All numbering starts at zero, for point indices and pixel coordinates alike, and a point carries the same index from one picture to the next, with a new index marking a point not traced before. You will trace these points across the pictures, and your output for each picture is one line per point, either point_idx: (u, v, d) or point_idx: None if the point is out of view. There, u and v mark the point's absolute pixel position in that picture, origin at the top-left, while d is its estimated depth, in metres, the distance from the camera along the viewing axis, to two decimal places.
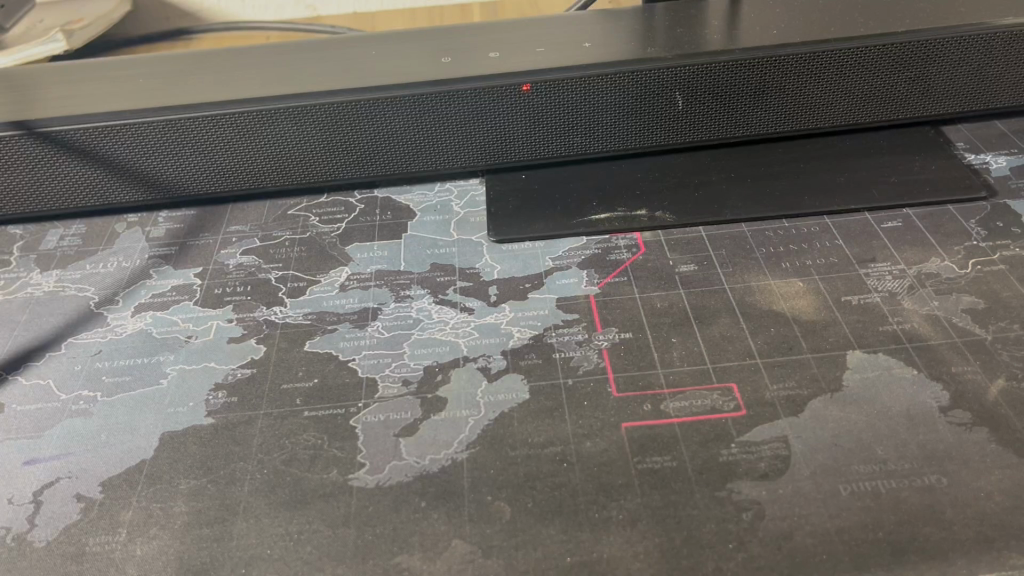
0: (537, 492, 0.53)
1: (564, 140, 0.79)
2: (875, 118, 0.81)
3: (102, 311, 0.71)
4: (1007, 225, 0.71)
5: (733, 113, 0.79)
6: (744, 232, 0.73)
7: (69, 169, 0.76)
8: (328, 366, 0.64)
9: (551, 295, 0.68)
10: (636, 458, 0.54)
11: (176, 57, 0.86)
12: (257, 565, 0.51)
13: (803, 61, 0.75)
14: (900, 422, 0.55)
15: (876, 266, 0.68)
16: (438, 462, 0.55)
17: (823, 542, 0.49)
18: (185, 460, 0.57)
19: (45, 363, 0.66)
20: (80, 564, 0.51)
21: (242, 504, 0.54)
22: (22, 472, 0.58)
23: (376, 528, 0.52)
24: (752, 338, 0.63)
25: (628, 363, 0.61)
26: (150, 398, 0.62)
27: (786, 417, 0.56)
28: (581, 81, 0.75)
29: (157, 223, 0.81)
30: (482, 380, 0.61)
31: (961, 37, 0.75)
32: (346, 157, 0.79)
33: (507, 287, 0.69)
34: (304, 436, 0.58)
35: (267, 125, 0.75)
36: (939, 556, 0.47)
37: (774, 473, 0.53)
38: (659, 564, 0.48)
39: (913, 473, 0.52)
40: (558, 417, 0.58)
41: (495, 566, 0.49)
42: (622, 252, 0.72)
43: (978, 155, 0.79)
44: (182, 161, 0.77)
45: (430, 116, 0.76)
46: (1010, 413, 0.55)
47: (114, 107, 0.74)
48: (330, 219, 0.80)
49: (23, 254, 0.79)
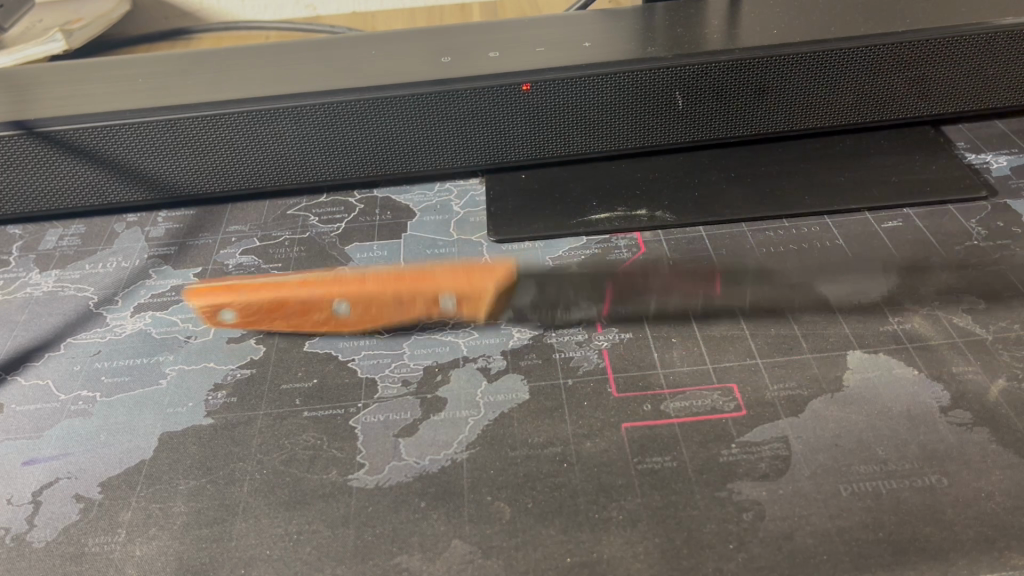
0: (537, 492, 0.53)
1: (564, 139, 0.79)
2: (875, 118, 0.81)
3: (102, 311, 0.71)
4: (1008, 225, 0.70)
5: (734, 113, 0.78)
6: (744, 231, 0.73)
7: (69, 169, 0.76)
8: (328, 366, 0.63)
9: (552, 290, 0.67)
10: (636, 458, 0.54)
11: (176, 57, 0.86)
12: (257, 565, 0.50)
13: (803, 61, 0.75)
14: (900, 422, 0.55)
15: (877, 266, 0.68)
16: (438, 462, 0.55)
17: (824, 543, 0.49)
18: (185, 460, 0.57)
19: (45, 363, 0.66)
20: (80, 564, 0.51)
21: (242, 505, 0.54)
22: (21, 473, 0.58)
23: (376, 528, 0.52)
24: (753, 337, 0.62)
25: (628, 363, 0.61)
26: (150, 398, 0.62)
27: (786, 417, 0.56)
28: (581, 81, 0.75)
29: (157, 223, 0.80)
30: (482, 381, 0.61)
31: (961, 36, 0.75)
32: (346, 157, 0.79)
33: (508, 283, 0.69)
34: (303, 436, 0.58)
35: (266, 125, 0.75)
36: (939, 556, 0.47)
37: (775, 473, 0.53)
38: (659, 564, 0.48)
39: (914, 473, 0.52)
40: (558, 417, 0.57)
41: (496, 566, 0.49)
42: (622, 252, 0.72)
43: (978, 155, 0.79)
44: (181, 161, 0.77)
45: (429, 115, 0.76)
46: (1010, 413, 0.55)
47: (114, 107, 0.74)
48: (329, 219, 0.79)
49: (22, 254, 0.79)
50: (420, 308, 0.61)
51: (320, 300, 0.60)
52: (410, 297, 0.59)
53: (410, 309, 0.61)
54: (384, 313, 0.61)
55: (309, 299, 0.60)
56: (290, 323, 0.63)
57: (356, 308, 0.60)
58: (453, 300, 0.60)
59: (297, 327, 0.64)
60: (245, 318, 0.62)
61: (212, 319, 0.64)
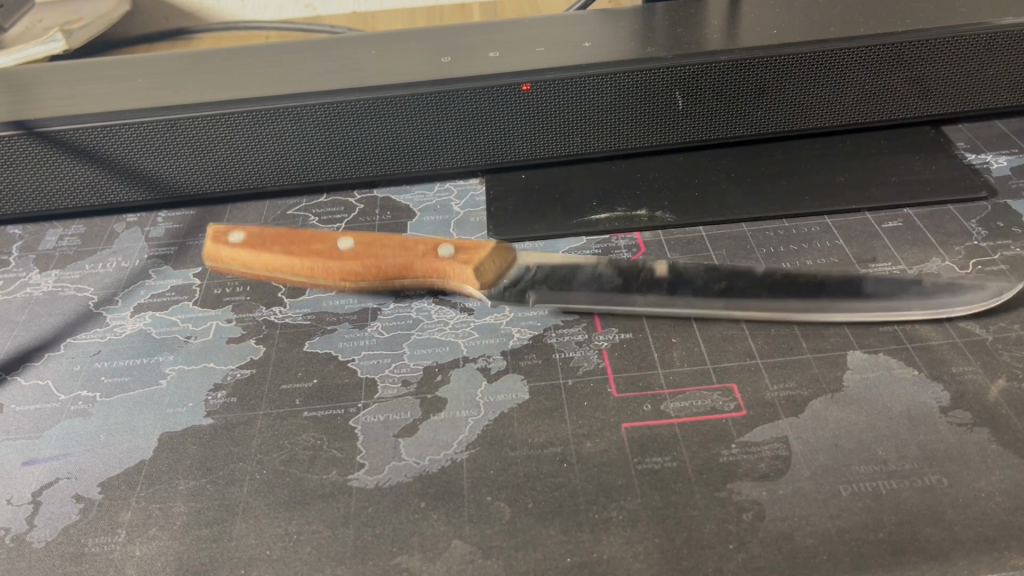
0: (537, 492, 0.53)
1: (565, 139, 0.79)
2: (875, 119, 0.81)
3: (102, 311, 0.71)
4: (1008, 225, 0.70)
5: (734, 113, 0.78)
6: (744, 232, 0.73)
7: (69, 169, 0.76)
8: (328, 366, 0.63)
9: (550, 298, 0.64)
10: (636, 458, 0.54)
11: (176, 57, 0.86)
12: (257, 565, 0.50)
13: (803, 61, 0.75)
14: (900, 422, 0.55)
15: (877, 266, 0.68)
16: (438, 462, 0.55)
17: (824, 543, 0.49)
18: (185, 460, 0.57)
19: (45, 362, 0.66)
20: (80, 564, 0.51)
21: (242, 505, 0.54)
22: (21, 473, 0.58)
23: (376, 528, 0.52)
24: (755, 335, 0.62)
25: (628, 363, 0.61)
26: (150, 398, 0.62)
27: (786, 417, 0.56)
28: (582, 81, 0.75)
29: (157, 223, 0.80)
30: (482, 381, 0.61)
31: (962, 36, 0.75)
32: (346, 157, 0.79)
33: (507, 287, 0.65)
34: (303, 436, 0.58)
35: (266, 125, 0.75)
36: (940, 556, 0.47)
37: (775, 473, 0.53)
38: (659, 564, 0.48)
39: (914, 473, 0.52)
40: (558, 417, 0.57)
41: (495, 566, 0.49)
42: (622, 253, 0.72)
43: (978, 155, 0.79)
44: (181, 161, 0.77)
45: (429, 115, 0.76)
46: (1010, 413, 0.55)
47: (114, 107, 0.74)
48: (329, 219, 0.79)
49: (22, 254, 0.78)
50: (420, 251, 0.66)
51: (332, 233, 0.66)
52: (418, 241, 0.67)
53: (411, 250, 0.66)
54: (385, 251, 0.65)
55: (323, 231, 0.67)
56: (285, 253, 0.64)
57: (360, 244, 0.65)
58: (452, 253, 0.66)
59: (288, 262, 0.64)
60: (249, 241, 0.65)
61: (217, 239, 0.65)
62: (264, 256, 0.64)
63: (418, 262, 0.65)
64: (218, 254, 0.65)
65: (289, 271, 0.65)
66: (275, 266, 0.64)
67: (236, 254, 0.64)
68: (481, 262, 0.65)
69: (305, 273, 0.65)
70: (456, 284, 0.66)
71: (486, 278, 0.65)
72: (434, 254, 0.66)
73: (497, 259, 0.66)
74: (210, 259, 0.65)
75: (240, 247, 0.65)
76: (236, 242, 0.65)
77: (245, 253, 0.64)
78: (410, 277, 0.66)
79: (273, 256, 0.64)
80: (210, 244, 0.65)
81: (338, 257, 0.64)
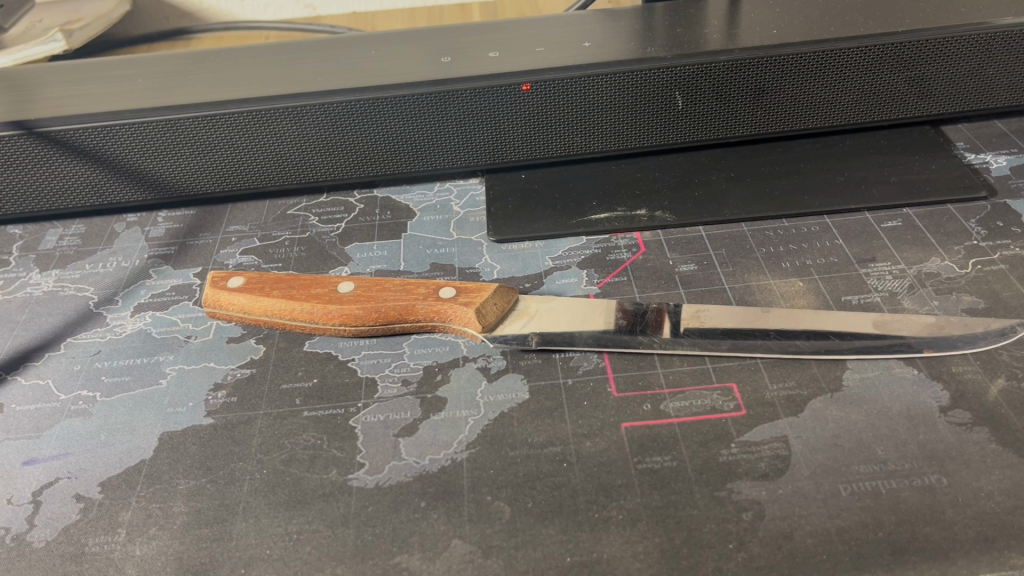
0: (536, 492, 0.53)
1: (565, 139, 0.79)
2: (875, 118, 0.81)
3: (102, 311, 0.71)
4: (1007, 225, 0.70)
5: (734, 113, 0.79)
6: (744, 231, 0.73)
7: (69, 169, 0.76)
8: (328, 366, 0.63)
9: (553, 343, 0.62)
10: (636, 458, 0.54)
11: (177, 57, 0.86)
12: (257, 565, 0.50)
13: (803, 61, 0.75)
14: (900, 422, 0.55)
15: (877, 266, 0.68)
16: (438, 462, 0.55)
17: (823, 542, 0.49)
18: (184, 459, 0.57)
19: (45, 363, 0.66)
20: (80, 564, 0.51)
21: (242, 504, 0.54)
22: (21, 473, 0.58)
23: (376, 528, 0.52)
24: (765, 339, 0.60)
25: (628, 363, 0.61)
26: (151, 398, 0.62)
27: (786, 417, 0.56)
28: (581, 81, 0.75)
29: (157, 223, 0.81)
30: (482, 381, 0.61)
31: (961, 37, 0.75)
32: (347, 157, 0.79)
33: (512, 330, 0.63)
34: (303, 436, 0.58)
35: (266, 125, 0.75)
36: (939, 555, 0.47)
37: (774, 472, 0.53)
38: (659, 564, 0.48)
39: (914, 473, 0.52)
40: (558, 417, 0.57)
41: (495, 566, 0.49)
42: (622, 252, 0.72)
43: (978, 155, 0.79)
44: (181, 161, 0.77)
45: (430, 115, 0.76)
46: (1010, 413, 0.55)
47: (116, 107, 0.74)
48: (330, 219, 0.79)
49: (22, 254, 0.79)
50: (421, 294, 0.65)
51: (334, 280, 0.67)
52: (419, 284, 0.66)
53: (413, 293, 0.65)
54: (385, 294, 0.65)
55: (326, 278, 0.67)
56: (286, 296, 0.65)
57: (359, 287, 0.66)
58: (452, 293, 0.65)
59: (288, 306, 0.65)
60: (250, 287, 0.66)
61: (218, 287, 0.66)
62: (263, 301, 0.65)
63: (418, 303, 0.64)
64: (218, 300, 0.66)
65: (288, 315, 0.65)
66: (275, 311, 0.65)
67: (235, 298, 0.66)
68: (479, 302, 0.64)
69: (304, 316, 0.64)
70: (454, 325, 0.64)
71: (487, 320, 0.63)
72: (434, 297, 0.64)
73: (500, 302, 0.64)
74: (210, 305, 0.66)
75: (239, 292, 0.66)
76: (235, 288, 0.66)
77: (245, 297, 0.65)
78: (411, 321, 0.64)
79: (272, 300, 0.65)
80: (212, 291, 0.66)
81: (338, 300, 0.65)
